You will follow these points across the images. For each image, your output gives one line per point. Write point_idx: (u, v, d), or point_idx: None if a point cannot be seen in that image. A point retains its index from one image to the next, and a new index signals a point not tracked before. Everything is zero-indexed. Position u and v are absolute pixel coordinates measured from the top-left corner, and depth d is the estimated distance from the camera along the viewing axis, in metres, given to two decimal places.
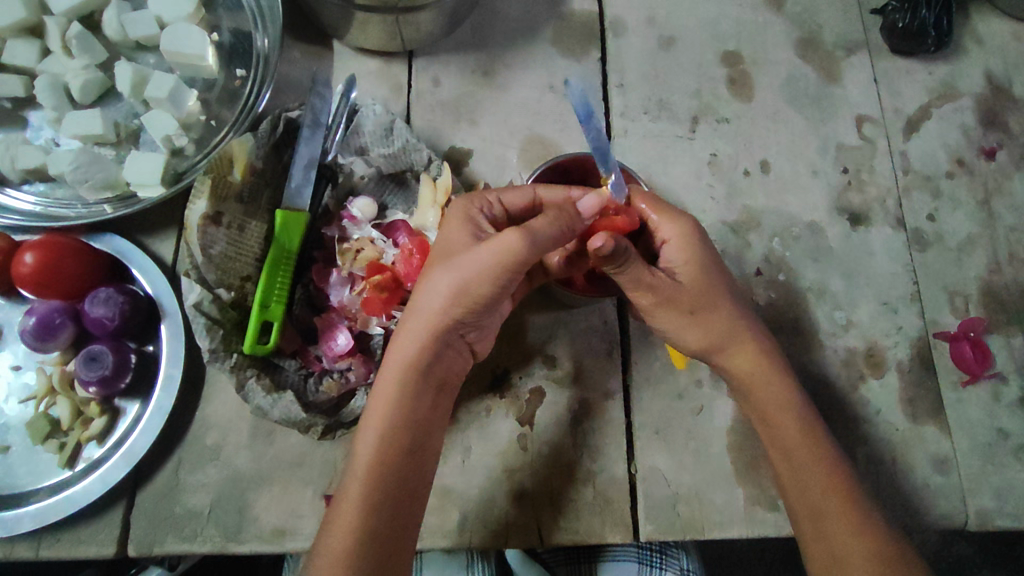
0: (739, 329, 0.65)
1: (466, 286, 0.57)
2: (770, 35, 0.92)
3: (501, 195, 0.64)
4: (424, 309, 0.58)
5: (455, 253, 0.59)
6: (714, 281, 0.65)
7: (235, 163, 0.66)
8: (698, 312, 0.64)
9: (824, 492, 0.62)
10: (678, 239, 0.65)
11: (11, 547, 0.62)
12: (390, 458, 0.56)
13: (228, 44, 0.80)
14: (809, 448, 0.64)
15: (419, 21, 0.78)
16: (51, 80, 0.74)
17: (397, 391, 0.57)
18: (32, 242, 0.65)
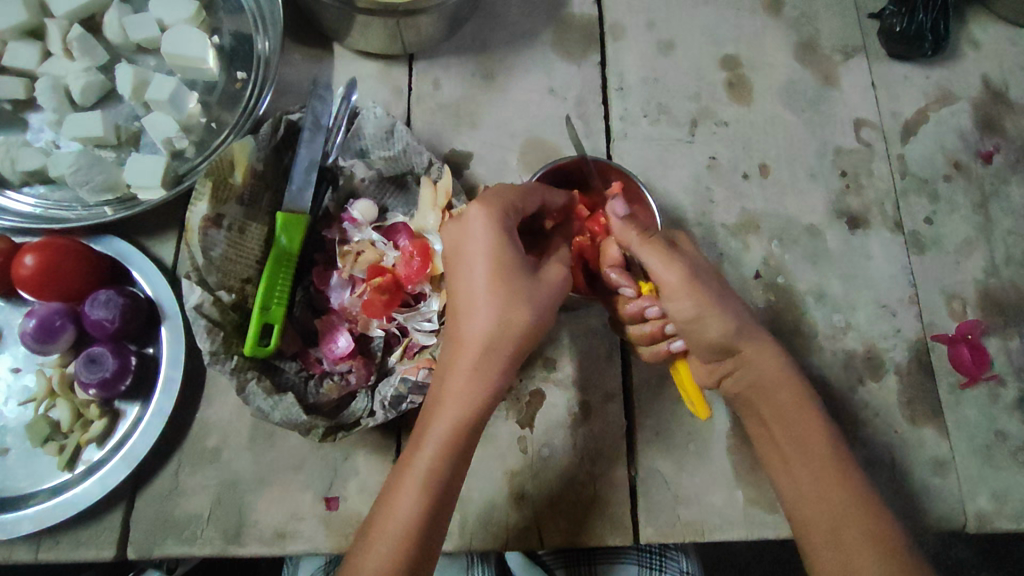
0: (746, 325, 0.65)
1: (538, 316, 0.58)
2: (767, 40, 0.93)
3: (524, 200, 0.62)
4: (487, 335, 0.57)
5: (529, 279, 0.58)
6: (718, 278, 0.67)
7: (236, 165, 0.67)
8: (719, 297, 0.64)
9: (838, 492, 0.62)
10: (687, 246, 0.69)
11: (11, 549, 0.62)
12: (450, 481, 0.55)
13: (229, 47, 0.81)
14: (822, 446, 0.64)
15: (419, 25, 0.79)
16: (52, 82, 0.74)
17: (458, 414, 0.56)
18: (33, 243, 0.64)
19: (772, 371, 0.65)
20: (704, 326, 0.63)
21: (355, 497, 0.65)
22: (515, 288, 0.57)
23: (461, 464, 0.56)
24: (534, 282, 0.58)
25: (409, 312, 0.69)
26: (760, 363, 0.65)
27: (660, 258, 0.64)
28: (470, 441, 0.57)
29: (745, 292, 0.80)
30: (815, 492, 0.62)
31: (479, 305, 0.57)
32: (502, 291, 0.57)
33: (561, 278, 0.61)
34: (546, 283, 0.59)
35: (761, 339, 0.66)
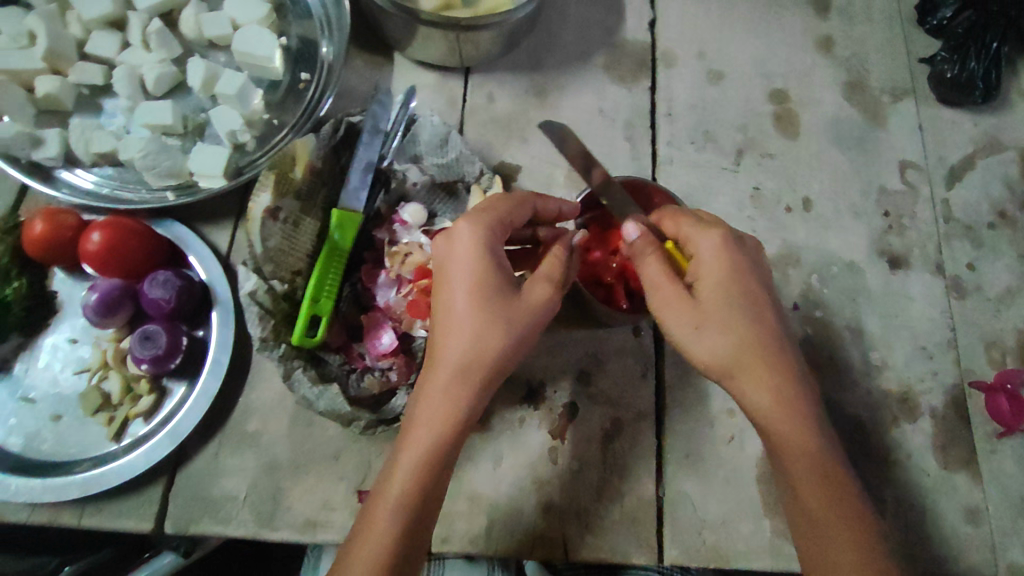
0: (746, 354, 0.60)
1: (518, 340, 0.57)
2: (815, 79, 0.95)
3: (512, 216, 0.62)
4: (461, 356, 0.56)
5: (509, 302, 0.57)
6: (728, 293, 0.61)
7: (297, 161, 0.70)
8: (710, 322, 0.60)
9: (834, 510, 0.59)
10: (706, 255, 0.62)
11: (56, 512, 0.63)
12: (417, 505, 0.54)
13: (295, 49, 0.84)
14: (814, 478, 0.60)
15: (478, 40, 0.81)
16: (129, 71, 0.78)
17: (431, 438, 0.55)
18: (100, 221, 0.67)
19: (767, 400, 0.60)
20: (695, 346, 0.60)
21: None
22: (492, 309, 0.57)
23: (432, 488, 0.55)
24: (515, 304, 0.57)
25: None
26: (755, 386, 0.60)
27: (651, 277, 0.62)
28: (443, 465, 0.55)
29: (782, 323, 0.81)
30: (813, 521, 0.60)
31: (455, 329, 0.57)
32: (472, 319, 0.56)
33: (547, 299, 0.59)
34: (529, 304, 0.58)
35: (770, 363, 0.60)
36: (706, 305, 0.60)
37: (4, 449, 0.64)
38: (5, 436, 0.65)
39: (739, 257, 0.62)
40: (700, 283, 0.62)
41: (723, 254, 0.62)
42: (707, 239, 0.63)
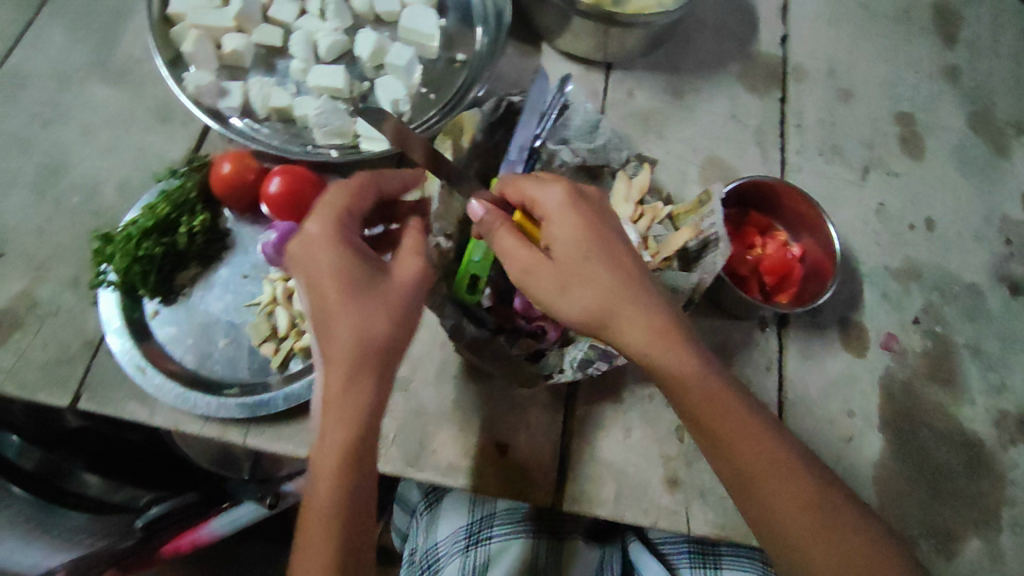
0: (617, 297, 0.57)
1: (363, 331, 0.54)
2: (943, 104, 0.97)
3: (355, 203, 0.60)
4: (338, 354, 0.54)
5: (362, 288, 0.55)
6: (604, 252, 0.58)
7: (465, 131, 0.78)
8: (546, 274, 0.58)
9: (744, 441, 0.58)
10: (559, 219, 0.59)
11: (224, 429, 0.69)
12: (345, 517, 0.53)
13: (453, 31, 0.89)
14: (761, 460, 0.58)
15: (630, 37, 0.85)
16: (306, 36, 0.83)
17: (336, 445, 0.53)
18: (280, 168, 0.72)
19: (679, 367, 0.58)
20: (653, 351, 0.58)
21: (523, 449, 0.71)
22: (338, 290, 0.55)
23: (355, 498, 0.53)
24: (369, 291, 0.56)
25: None
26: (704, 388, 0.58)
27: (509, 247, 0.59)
28: (356, 474, 0.54)
29: (902, 334, 0.82)
30: (763, 499, 0.57)
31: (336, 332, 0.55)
32: (347, 310, 0.54)
33: (416, 275, 0.58)
34: (394, 286, 0.57)
35: (639, 299, 0.58)
36: (566, 263, 0.58)
37: (182, 364, 0.70)
38: (182, 352, 0.71)
39: (580, 207, 0.59)
40: (553, 245, 0.59)
41: (566, 207, 0.59)
42: (547, 190, 0.60)
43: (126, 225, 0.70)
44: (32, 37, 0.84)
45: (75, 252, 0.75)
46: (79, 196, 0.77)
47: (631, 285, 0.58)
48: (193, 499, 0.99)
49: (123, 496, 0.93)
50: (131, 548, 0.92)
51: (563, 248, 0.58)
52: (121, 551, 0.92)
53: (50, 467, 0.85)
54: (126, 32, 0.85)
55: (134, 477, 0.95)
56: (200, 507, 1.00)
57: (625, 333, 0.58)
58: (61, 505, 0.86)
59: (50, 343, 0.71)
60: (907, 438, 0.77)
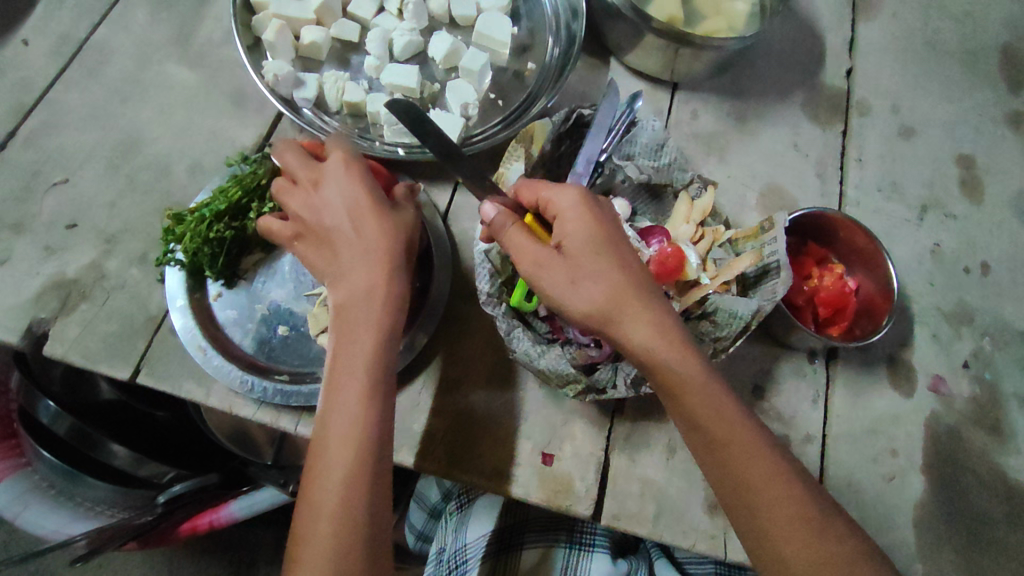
0: (623, 295, 0.58)
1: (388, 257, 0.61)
2: (1005, 150, 0.97)
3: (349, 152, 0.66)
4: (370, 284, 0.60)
5: (368, 215, 0.62)
6: (601, 244, 0.59)
7: (534, 140, 0.76)
8: (549, 268, 0.59)
9: (746, 458, 0.55)
10: (565, 212, 0.60)
11: (277, 415, 0.69)
12: (369, 447, 0.56)
13: (525, 39, 0.90)
14: (759, 471, 0.55)
15: (700, 59, 0.86)
16: (383, 34, 0.85)
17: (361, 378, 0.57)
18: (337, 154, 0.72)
19: (683, 372, 0.56)
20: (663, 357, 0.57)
21: (568, 460, 0.71)
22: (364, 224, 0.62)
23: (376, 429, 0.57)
24: (368, 214, 0.62)
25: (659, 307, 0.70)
26: (699, 391, 0.56)
27: (522, 241, 0.60)
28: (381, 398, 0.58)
29: (951, 377, 0.82)
30: (770, 514, 0.54)
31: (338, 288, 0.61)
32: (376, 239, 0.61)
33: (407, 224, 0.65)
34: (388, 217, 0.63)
35: (647, 302, 0.58)
36: (576, 256, 0.59)
37: (241, 348, 0.71)
38: (241, 335, 0.72)
39: (593, 209, 0.61)
40: (563, 240, 0.60)
41: (579, 208, 0.60)
42: (563, 192, 0.61)
43: (197, 207, 0.72)
44: (116, 14, 0.85)
45: (144, 227, 0.76)
46: (151, 173, 0.78)
47: (598, 261, 0.59)
48: (213, 480, 1.03)
49: (147, 473, 0.95)
50: (150, 523, 0.93)
51: (575, 240, 0.59)
52: (140, 525, 0.92)
53: (82, 436, 0.88)
54: (207, 16, 0.86)
55: (158, 455, 0.98)
56: (219, 490, 1.04)
57: (634, 330, 0.57)
58: (90, 476, 0.90)
59: (114, 316, 0.72)
60: (949, 482, 0.77)
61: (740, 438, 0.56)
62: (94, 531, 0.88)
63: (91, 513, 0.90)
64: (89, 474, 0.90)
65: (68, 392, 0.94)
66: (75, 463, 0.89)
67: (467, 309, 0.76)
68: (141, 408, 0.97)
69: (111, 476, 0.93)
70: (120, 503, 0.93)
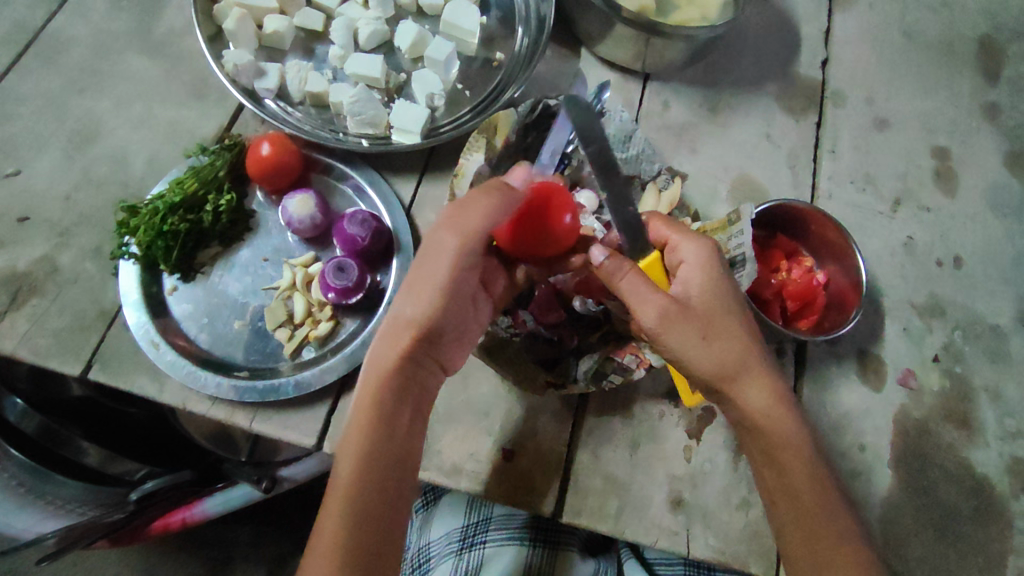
0: (747, 357, 0.60)
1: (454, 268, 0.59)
2: (980, 141, 0.95)
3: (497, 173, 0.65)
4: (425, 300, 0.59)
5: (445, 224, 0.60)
6: (727, 302, 0.61)
7: (498, 131, 0.74)
8: (688, 323, 0.59)
9: (818, 513, 0.60)
10: (692, 267, 0.62)
11: (232, 411, 0.69)
12: (383, 466, 0.55)
13: (493, 28, 0.88)
14: (832, 527, 0.60)
15: (669, 49, 0.84)
16: (348, 22, 0.83)
17: (388, 385, 0.57)
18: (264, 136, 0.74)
19: (774, 421, 0.61)
20: (766, 417, 0.61)
21: (528, 456, 0.71)
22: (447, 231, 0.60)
23: (395, 448, 0.57)
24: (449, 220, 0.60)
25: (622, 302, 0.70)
26: (787, 445, 0.61)
27: (636, 294, 0.58)
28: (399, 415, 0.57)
29: (921, 371, 0.81)
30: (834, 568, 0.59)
31: (417, 295, 0.59)
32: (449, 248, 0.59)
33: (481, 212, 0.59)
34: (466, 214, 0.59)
35: (763, 365, 0.61)
36: (700, 310, 0.60)
37: (196, 343, 0.70)
38: (197, 331, 0.71)
39: (718, 268, 0.62)
40: (689, 293, 0.61)
41: (706, 265, 0.62)
42: (692, 248, 0.62)
43: (153, 198, 0.70)
44: (74, 3, 0.84)
45: (99, 220, 0.74)
46: (107, 164, 0.77)
47: (726, 315, 0.60)
48: (186, 476, 0.98)
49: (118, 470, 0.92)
50: (121, 521, 0.92)
51: (691, 296, 0.61)
52: (111, 523, 0.91)
53: (50, 434, 0.86)
54: (167, 4, 0.85)
55: (132, 452, 0.96)
56: (192, 486, 1.00)
57: (745, 389, 0.60)
58: (59, 473, 0.86)
59: (67, 311, 0.71)
60: (916, 476, 0.77)
61: (817, 495, 0.61)
62: (65, 529, 0.89)
63: (61, 511, 0.88)
64: (58, 471, 0.86)
65: (38, 387, 0.90)
66: (43, 461, 0.85)
67: None
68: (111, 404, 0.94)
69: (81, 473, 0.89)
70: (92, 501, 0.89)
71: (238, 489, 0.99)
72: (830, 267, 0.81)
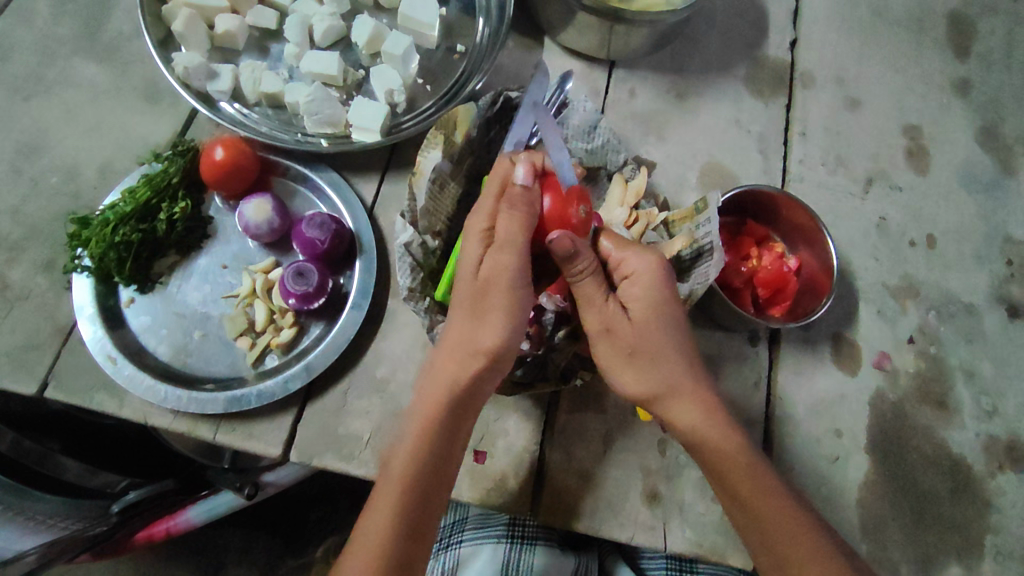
0: (684, 377, 0.61)
1: (506, 282, 0.57)
2: (951, 118, 0.94)
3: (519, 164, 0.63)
4: (481, 314, 0.58)
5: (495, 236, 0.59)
6: (673, 322, 0.61)
7: (458, 126, 0.71)
8: (615, 337, 0.61)
9: (775, 519, 0.59)
10: (641, 281, 0.61)
11: (194, 424, 0.67)
12: (425, 478, 0.57)
13: (453, 20, 0.86)
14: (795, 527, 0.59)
15: (633, 36, 0.83)
16: (302, 19, 0.80)
17: (440, 398, 0.58)
18: (216, 139, 0.71)
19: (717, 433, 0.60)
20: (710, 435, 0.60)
21: (500, 457, 0.70)
22: (498, 243, 0.58)
23: (438, 462, 0.57)
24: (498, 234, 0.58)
25: None
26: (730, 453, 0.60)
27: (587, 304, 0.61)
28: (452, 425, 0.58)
29: (896, 353, 0.81)
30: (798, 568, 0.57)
31: (478, 310, 0.58)
32: (500, 259, 0.57)
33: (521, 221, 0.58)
34: (505, 226, 0.58)
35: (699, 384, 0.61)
36: (643, 326, 0.61)
37: (155, 356, 0.69)
38: (156, 343, 0.69)
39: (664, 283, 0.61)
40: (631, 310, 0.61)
41: (654, 279, 0.61)
42: (641, 259, 0.61)
43: (105, 208, 0.69)
44: (17, 9, 0.81)
45: (50, 234, 0.73)
46: (57, 176, 0.75)
47: (675, 337, 0.61)
48: (170, 486, 0.93)
49: (98, 483, 0.88)
50: (105, 533, 0.87)
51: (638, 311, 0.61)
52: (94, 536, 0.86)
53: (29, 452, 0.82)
54: (115, 6, 0.82)
55: (109, 465, 0.91)
56: (177, 495, 0.95)
57: (682, 410, 0.60)
58: (37, 488, 0.82)
59: (20, 328, 0.69)
60: (892, 459, 0.76)
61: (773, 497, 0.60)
62: (47, 544, 0.83)
63: (43, 526, 0.82)
64: (36, 487, 0.82)
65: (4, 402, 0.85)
66: (24, 479, 0.81)
67: (394, 304, 0.73)
68: (88, 417, 0.89)
69: (62, 489, 0.84)
70: (75, 514, 0.84)
71: (224, 495, 0.96)
72: (802, 253, 0.80)
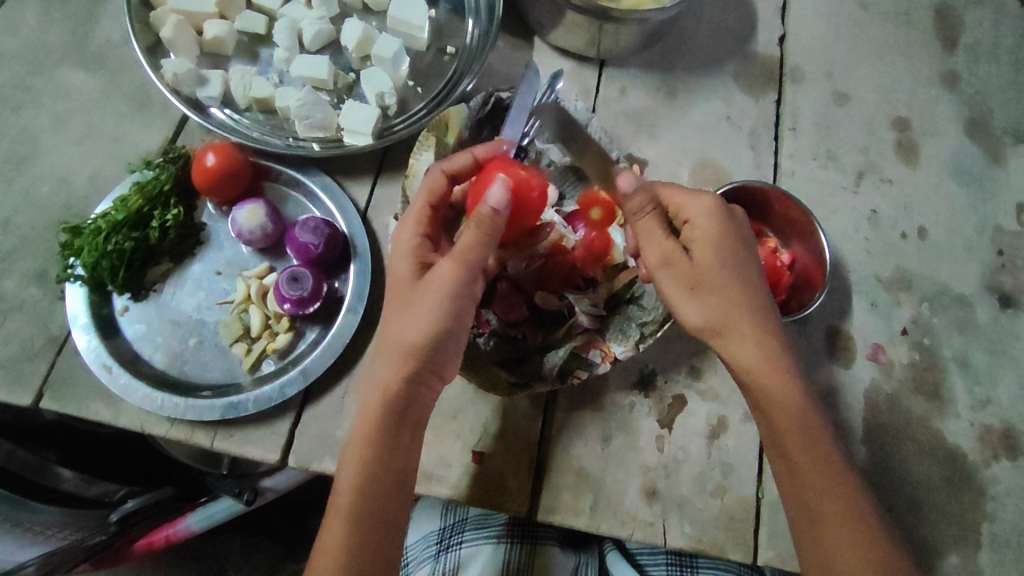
0: (736, 313, 0.60)
1: (441, 289, 0.57)
2: (940, 110, 0.95)
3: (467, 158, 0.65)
4: (412, 322, 0.57)
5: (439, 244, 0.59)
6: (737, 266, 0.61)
7: (449, 127, 0.72)
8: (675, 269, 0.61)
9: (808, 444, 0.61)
10: (702, 221, 0.62)
11: (191, 431, 0.67)
12: (373, 486, 0.57)
13: (443, 21, 0.86)
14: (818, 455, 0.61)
15: (622, 35, 0.83)
16: (291, 23, 0.80)
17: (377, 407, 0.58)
18: (208, 146, 0.72)
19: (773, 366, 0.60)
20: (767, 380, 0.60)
21: (499, 457, 0.70)
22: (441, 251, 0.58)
23: (387, 470, 0.58)
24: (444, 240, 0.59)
25: (579, 295, 0.70)
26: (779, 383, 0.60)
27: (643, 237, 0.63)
28: (393, 434, 0.58)
29: (890, 345, 0.81)
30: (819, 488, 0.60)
31: (412, 318, 0.57)
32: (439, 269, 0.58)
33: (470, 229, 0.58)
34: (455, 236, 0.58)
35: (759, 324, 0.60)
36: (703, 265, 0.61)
37: (151, 364, 0.69)
38: (151, 350, 0.69)
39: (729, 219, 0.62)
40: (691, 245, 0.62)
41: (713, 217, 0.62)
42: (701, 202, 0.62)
43: (97, 217, 0.69)
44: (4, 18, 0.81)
45: (42, 243, 0.73)
46: (48, 185, 0.75)
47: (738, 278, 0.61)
48: (169, 494, 0.93)
49: (97, 491, 0.87)
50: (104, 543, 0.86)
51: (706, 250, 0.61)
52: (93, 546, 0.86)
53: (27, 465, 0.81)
54: (102, 13, 0.82)
55: (108, 475, 0.91)
56: (176, 502, 0.94)
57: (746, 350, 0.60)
58: (35, 500, 0.81)
59: (14, 340, 0.69)
60: (887, 450, 0.77)
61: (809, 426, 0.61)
62: (46, 556, 0.80)
63: (41, 537, 0.81)
64: (35, 498, 0.80)
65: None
66: (24, 491, 0.80)
67: None
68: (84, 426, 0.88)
69: (61, 498, 0.83)
70: (74, 524, 0.83)
71: (223, 501, 0.96)
72: (794, 246, 0.80)
